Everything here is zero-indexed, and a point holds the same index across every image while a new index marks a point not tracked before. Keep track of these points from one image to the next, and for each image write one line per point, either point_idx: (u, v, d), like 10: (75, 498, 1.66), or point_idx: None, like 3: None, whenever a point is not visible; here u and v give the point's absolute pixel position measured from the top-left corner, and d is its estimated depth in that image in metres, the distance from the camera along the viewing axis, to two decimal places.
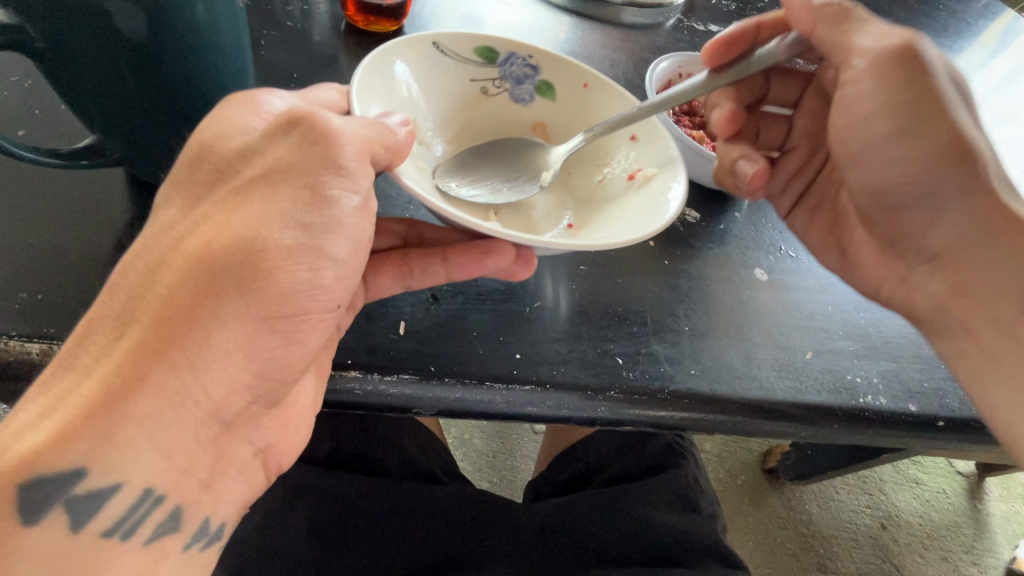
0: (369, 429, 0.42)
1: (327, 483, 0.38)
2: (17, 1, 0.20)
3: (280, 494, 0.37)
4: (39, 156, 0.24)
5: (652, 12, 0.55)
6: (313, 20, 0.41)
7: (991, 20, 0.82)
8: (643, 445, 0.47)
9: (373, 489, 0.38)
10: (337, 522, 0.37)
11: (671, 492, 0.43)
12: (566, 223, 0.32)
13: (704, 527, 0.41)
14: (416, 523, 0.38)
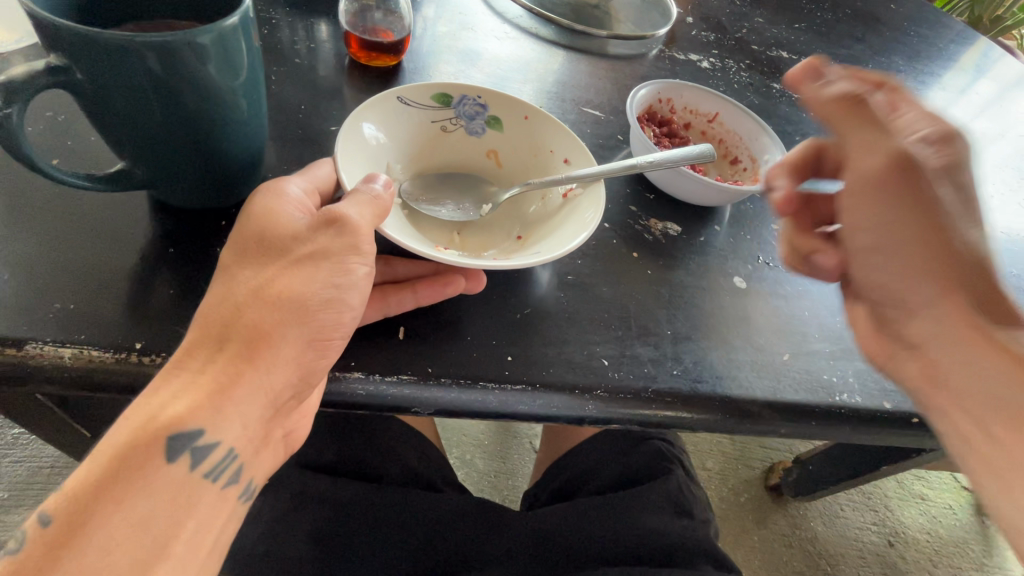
0: (369, 439, 0.43)
1: (330, 490, 0.39)
2: (64, 47, 0.22)
3: (284, 501, 0.38)
4: (78, 181, 0.27)
5: (636, 44, 0.60)
6: (319, 57, 0.45)
7: (961, 44, 0.87)
8: (634, 452, 0.48)
9: (372, 496, 0.40)
10: (337, 528, 0.38)
11: (664, 497, 0.44)
12: (515, 235, 0.35)
13: (697, 531, 0.43)
14: (414, 529, 0.39)
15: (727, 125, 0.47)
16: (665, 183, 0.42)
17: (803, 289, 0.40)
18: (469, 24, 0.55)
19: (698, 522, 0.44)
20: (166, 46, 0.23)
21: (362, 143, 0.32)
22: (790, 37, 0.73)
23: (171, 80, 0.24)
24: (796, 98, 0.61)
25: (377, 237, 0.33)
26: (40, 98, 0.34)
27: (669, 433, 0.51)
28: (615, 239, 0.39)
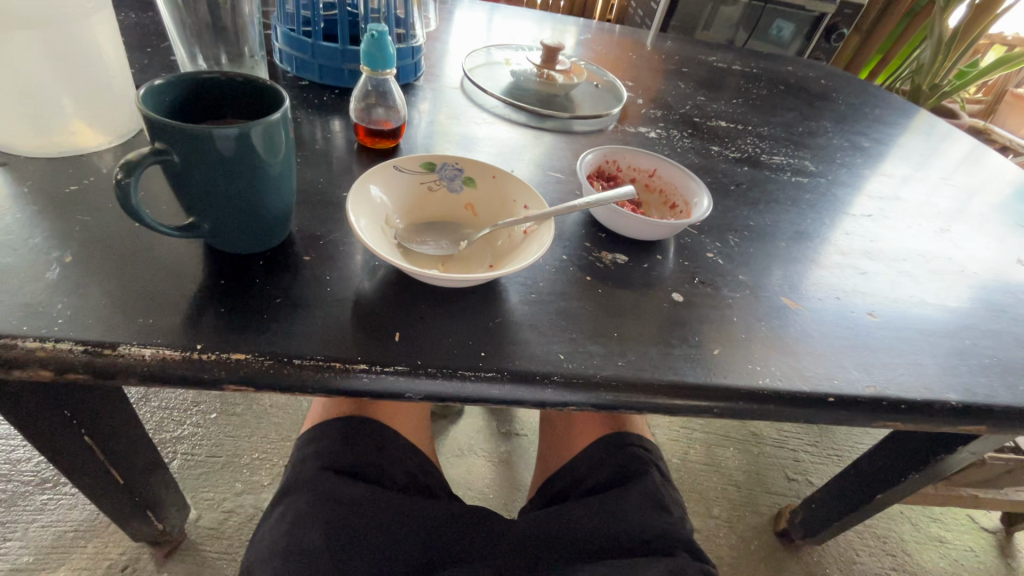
0: (381, 451, 0.50)
1: (346, 489, 0.45)
2: (165, 136, 0.33)
3: (309, 501, 0.44)
4: (165, 231, 0.36)
5: (594, 122, 0.73)
6: (333, 145, 0.57)
7: (879, 112, 1.03)
8: (617, 459, 0.55)
9: (381, 497, 0.45)
10: (350, 522, 0.43)
11: (646, 496, 0.50)
12: (489, 263, 0.44)
13: (674, 524, 0.48)
14: (414, 528, 0.45)
15: (665, 178, 0.57)
16: (611, 223, 0.51)
17: (731, 302, 0.48)
18: (455, 114, 0.68)
19: (675, 518, 0.49)
20: (234, 135, 0.34)
21: (367, 200, 0.42)
22: (728, 110, 0.87)
23: (233, 156, 0.35)
24: (732, 157, 0.72)
25: (376, 269, 0.42)
26: (151, 176, 0.45)
27: (647, 445, 0.58)
28: (573, 266, 0.48)
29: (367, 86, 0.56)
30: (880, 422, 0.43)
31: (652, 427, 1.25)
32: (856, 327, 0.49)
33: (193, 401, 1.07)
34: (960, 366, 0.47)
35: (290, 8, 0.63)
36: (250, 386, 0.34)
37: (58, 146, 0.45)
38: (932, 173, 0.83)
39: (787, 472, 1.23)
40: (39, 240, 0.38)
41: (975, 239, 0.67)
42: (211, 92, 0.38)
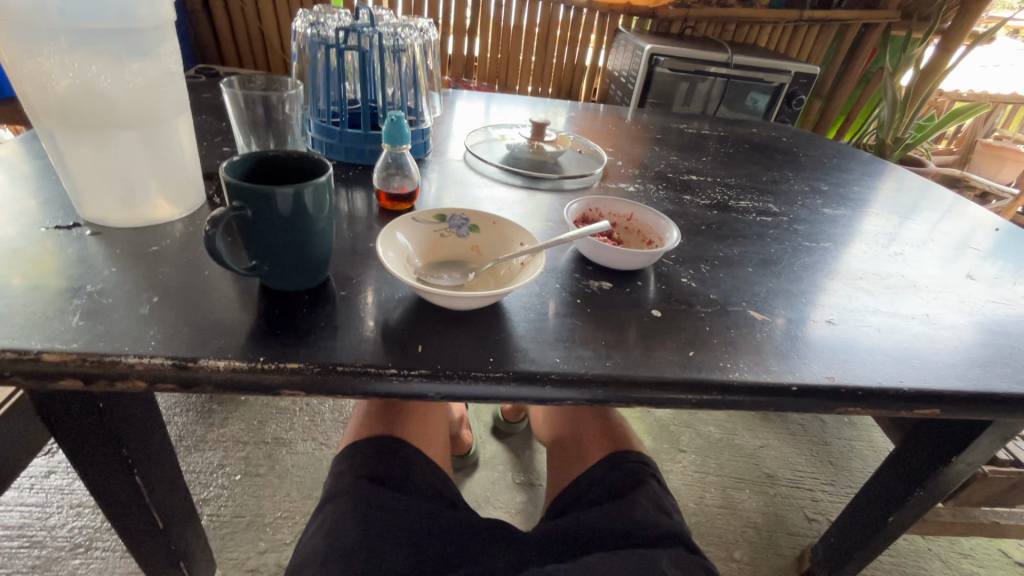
0: (406, 468, 0.56)
1: (376, 497, 0.51)
2: (241, 197, 0.43)
3: (344, 506, 0.50)
4: (235, 270, 0.46)
5: (581, 181, 0.85)
6: (360, 208, 0.68)
7: (836, 162, 1.16)
8: (617, 470, 0.61)
9: (407, 505, 0.51)
10: (381, 523, 0.48)
11: (647, 499, 0.55)
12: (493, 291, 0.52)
13: (676, 524, 0.53)
14: (438, 529, 0.50)
15: (641, 220, 0.67)
16: (596, 257, 0.61)
17: (704, 315, 0.56)
18: (460, 181, 0.80)
19: (675, 518, 0.54)
20: (290, 194, 0.44)
21: (391, 243, 0.52)
22: (698, 166, 0.99)
23: (290, 210, 0.45)
24: (703, 203, 0.83)
25: (400, 300, 0.51)
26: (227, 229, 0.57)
27: (645, 458, 0.63)
28: (566, 291, 0.56)
29: (388, 160, 0.67)
30: (841, 408, 0.49)
31: (666, 473, 1.26)
32: (815, 331, 0.56)
33: (219, 463, 1.12)
34: (911, 360, 0.54)
35: (321, 105, 0.75)
36: (302, 389, 0.42)
37: (143, 218, 0.56)
38: (886, 209, 0.93)
39: (806, 512, 1.22)
40: (132, 287, 0.48)
41: (926, 260, 0.75)
42: (272, 166, 0.49)
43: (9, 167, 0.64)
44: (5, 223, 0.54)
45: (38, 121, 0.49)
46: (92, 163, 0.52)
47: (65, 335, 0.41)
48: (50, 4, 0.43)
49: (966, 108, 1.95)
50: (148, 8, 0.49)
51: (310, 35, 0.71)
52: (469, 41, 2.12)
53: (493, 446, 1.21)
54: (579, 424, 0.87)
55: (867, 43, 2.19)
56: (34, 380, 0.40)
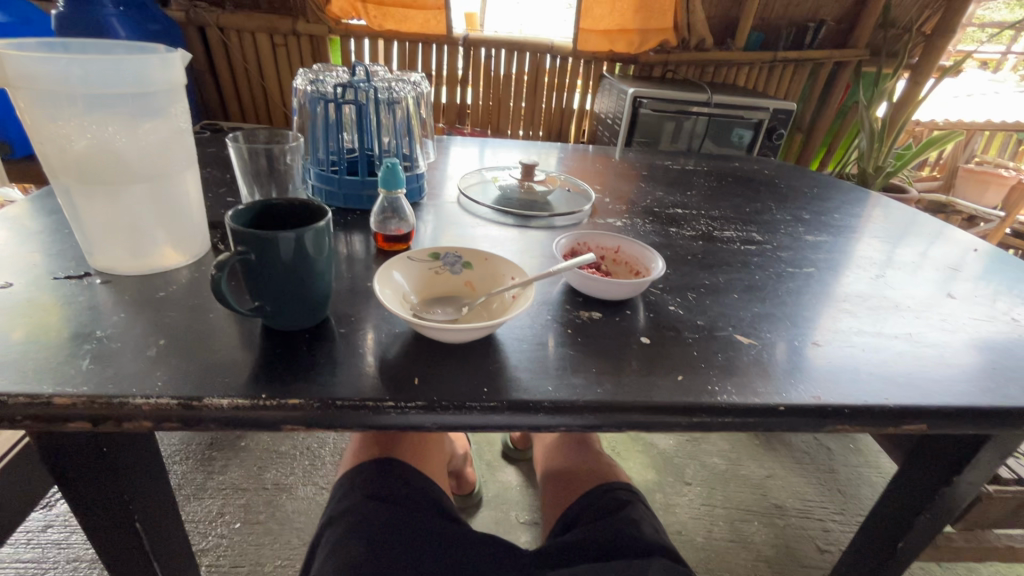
0: (406, 485, 0.59)
1: (377, 511, 0.54)
2: (245, 242, 0.46)
3: (348, 522, 0.53)
4: (238, 311, 0.48)
5: (570, 218, 0.88)
6: (357, 250, 0.70)
7: (817, 191, 1.20)
8: (604, 498, 0.66)
9: (407, 518, 0.54)
10: (383, 532, 0.51)
11: (631, 519, 0.60)
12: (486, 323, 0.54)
13: (657, 539, 0.57)
14: (436, 534, 0.53)
15: (627, 252, 0.70)
16: (586, 288, 0.63)
17: (692, 340, 0.58)
18: (454, 221, 0.83)
19: (658, 535, 0.58)
20: (292, 238, 0.47)
21: (388, 281, 0.54)
22: (684, 200, 1.03)
23: (291, 253, 0.47)
24: (688, 234, 0.86)
25: (397, 335, 0.53)
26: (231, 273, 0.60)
27: (628, 486, 0.68)
28: (557, 322, 0.58)
29: (384, 204, 0.71)
30: (829, 427, 0.50)
31: (672, 507, 1.24)
32: (800, 352, 0.58)
33: (218, 512, 1.11)
34: (895, 378, 0.55)
35: (320, 155, 0.79)
36: (304, 424, 0.43)
37: (151, 265, 0.59)
38: (867, 234, 0.96)
39: (817, 543, 1.19)
40: (139, 331, 0.50)
41: (907, 281, 0.78)
42: (275, 213, 0.52)
43: (23, 223, 0.68)
44: (18, 275, 0.57)
45: (55, 177, 0.53)
46: (104, 214, 0.55)
47: (75, 379, 0.43)
48: (72, 73, 0.47)
49: (942, 136, 2.02)
50: (161, 73, 0.53)
51: (310, 91, 0.75)
52: (461, 91, 2.23)
53: (495, 485, 1.20)
54: (575, 462, 0.93)
55: (840, 79, 2.30)
56: (46, 422, 0.41)
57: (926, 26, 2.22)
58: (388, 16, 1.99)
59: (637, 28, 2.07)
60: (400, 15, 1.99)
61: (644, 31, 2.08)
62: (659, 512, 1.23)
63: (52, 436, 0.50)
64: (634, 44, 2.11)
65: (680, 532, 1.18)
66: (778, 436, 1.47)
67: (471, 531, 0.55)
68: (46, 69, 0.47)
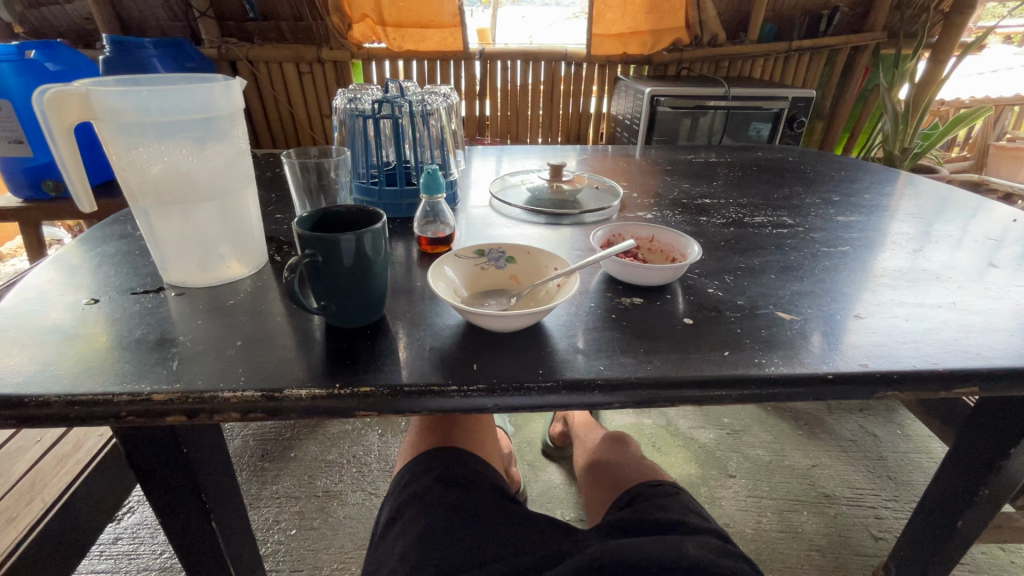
0: (467, 470, 0.63)
1: (442, 498, 0.58)
2: (312, 245, 0.50)
3: (416, 509, 0.56)
4: (309, 308, 0.52)
5: (600, 214, 0.91)
6: (401, 255, 0.74)
7: (844, 175, 1.20)
8: (653, 488, 0.68)
9: (470, 502, 0.57)
10: (448, 515, 0.55)
11: (680, 505, 0.62)
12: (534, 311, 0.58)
13: (706, 522, 0.59)
14: (500, 515, 0.56)
15: (662, 240, 0.73)
16: (625, 276, 0.65)
17: (733, 319, 0.59)
18: (489, 224, 0.87)
19: (706, 518, 0.60)
20: (353, 240, 0.50)
21: (440, 277, 0.58)
22: (711, 190, 1.05)
23: (354, 254, 0.51)
24: (719, 222, 0.88)
25: (450, 329, 0.56)
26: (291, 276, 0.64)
27: (674, 480, 0.70)
28: (600, 309, 0.61)
29: (426, 209, 0.74)
30: (879, 394, 0.51)
31: (718, 499, 1.23)
32: (842, 324, 0.59)
33: (274, 519, 1.15)
34: (941, 344, 0.56)
35: (360, 169, 0.83)
36: (375, 410, 0.47)
37: (218, 277, 0.64)
38: (899, 212, 0.96)
39: (871, 531, 1.16)
40: (215, 335, 0.54)
41: (945, 254, 0.78)
42: (333, 220, 0.56)
43: (96, 248, 0.73)
44: (101, 292, 0.62)
45: (134, 201, 0.58)
46: (177, 231, 0.59)
47: (167, 377, 0.47)
48: (151, 104, 0.53)
49: (970, 112, 1.98)
50: (224, 99, 0.58)
51: (349, 108, 0.80)
52: (480, 104, 2.29)
53: (539, 483, 1.22)
54: (620, 457, 0.94)
55: (859, 63, 2.27)
56: (144, 417, 0.45)
57: (943, 3, 2.20)
58: (406, 37, 2.05)
59: (649, 29, 2.11)
60: (417, 35, 2.05)
61: (656, 32, 2.11)
62: (704, 505, 1.22)
63: (137, 432, 0.54)
64: (647, 45, 2.14)
65: (728, 524, 1.17)
66: (822, 425, 1.45)
67: (528, 514, 0.57)
68: (129, 102, 0.52)
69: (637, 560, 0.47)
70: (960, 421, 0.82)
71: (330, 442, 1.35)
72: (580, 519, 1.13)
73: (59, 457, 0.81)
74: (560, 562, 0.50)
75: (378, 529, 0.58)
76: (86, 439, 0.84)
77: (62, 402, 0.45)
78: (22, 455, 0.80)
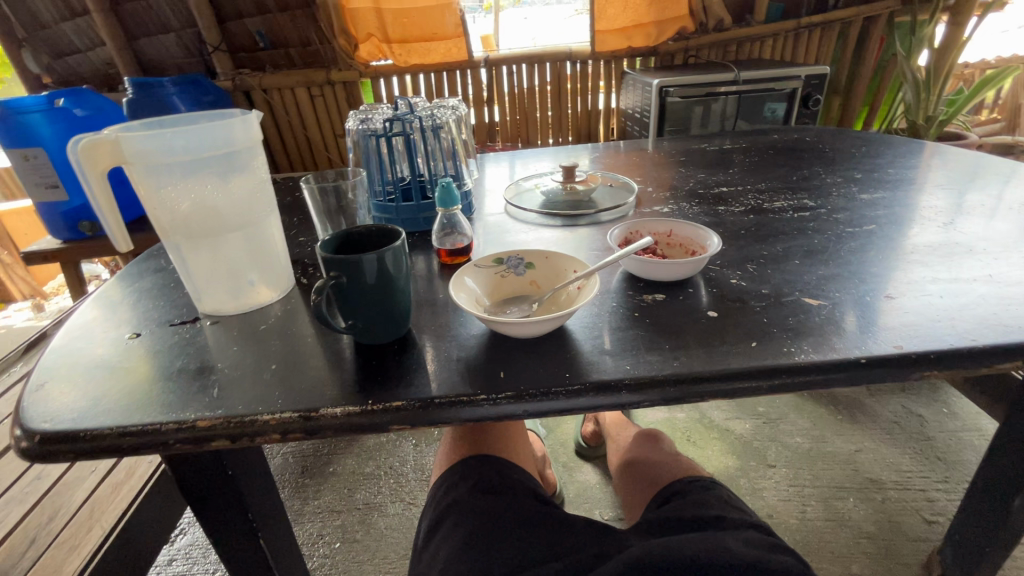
0: (501, 477, 0.63)
1: (480, 506, 0.58)
2: (336, 267, 0.51)
3: (455, 519, 0.57)
4: (336, 328, 0.53)
5: (616, 211, 0.91)
6: (421, 268, 0.75)
7: (866, 150, 1.16)
8: (691, 484, 0.67)
9: (507, 509, 0.58)
10: (488, 523, 0.55)
11: (718, 500, 0.61)
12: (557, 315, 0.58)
13: (747, 515, 0.58)
14: (538, 520, 0.56)
15: (680, 234, 0.72)
16: (646, 273, 0.65)
17: (759, 309, 0.59)
18: (506, 230, 0.87)
19: (747, 512, 0.59)
20: (374, 259, 0.51)
21: (461, 288, 0.59)
22: (727, 178, 1.04)
23: (376, 272, 0.52)
24: (738, 211, 0.86)
25: (476, 339, 0.57)
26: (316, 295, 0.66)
27: (711, 475, 0.69)
28: (623, 308, 0.61)
29: (443, 222, 0.75)
30: (918, 375, 0.50)
31: (759, 490, 1.21)
32: (873, 306, 0.57)
33: (319, 534, 1.18)
34: (981, 319, 0.54)
35: (376, 187, 0.85)
36: (407, 424, 0.48)
37: (249, 304, 0.66)
38: (927, 184, 0.93)
39: (924, 515, 1.12)
40: (250, 360, 0.56)
41: (979, 225, 0.75)
42: (355, 241, 0.58)
43: (134, 284, 0.77)
44: (142, 326, 0.65)
45: (166, 237, 0.60)
46: (208, 262, 0.62)
47: (210, 405, 0.49)
48: (177, 144, 0.55)
49: (995, 74, 1.91)
50: (244, 133, 0.61)
51: (361, 129, 0.82)
52: (489, 110, 2.30)
53: (574, 483, 1.22)
54: (654, 454, 0.93)
55: (873, 33, 2.20)
56: (190, 444, 0.47)
57: None
58: (412, 52, 2.09)
59: (652, 20, 2.09)
60: (423, 49, 2.09)
61: (660, 23, 2.10)
62: (746, 498, 1.20)
63: (185, 459, 0.56)
64: (652, 36, 2.12)
65: (771, 515, 1.15)
66: (862, 408, 1.41)
67: (567, 517, 0.57)
68: (157, 144, 0.55)
69: (680, 559, 0.47)
70: (1010, 397, 0.79)
71: (366, 455, 1.38)
72: (619, 518, 1.13)
73: (113, 485, 0.85)
74: (601, 564, 0.50)
75: (419, 540, 0.59)
76: (136, 467, 0.88)
77: (114, 434, 0.47)
78: (80, 485, 0.84)
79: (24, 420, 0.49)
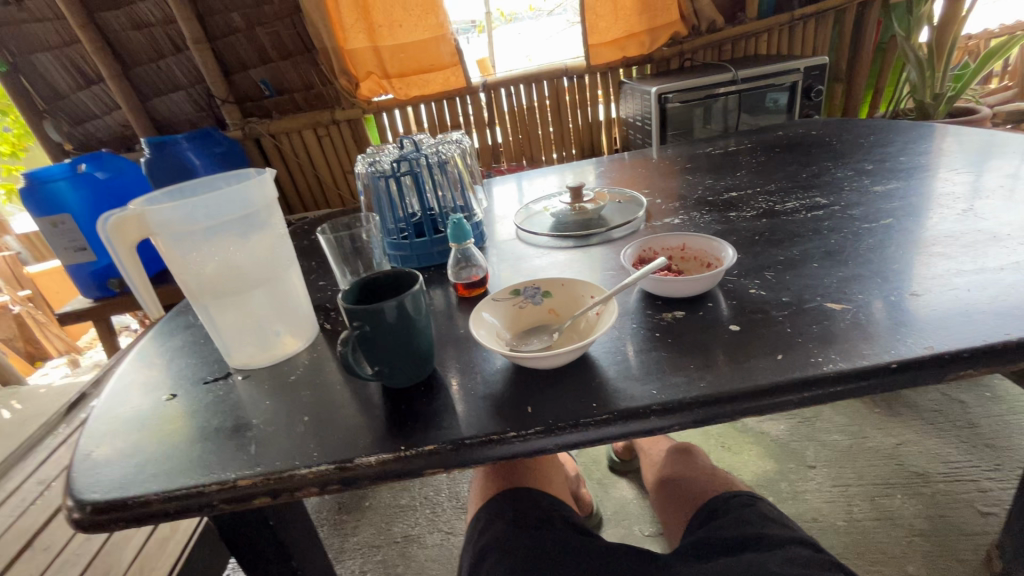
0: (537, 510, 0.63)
1: (519, 542, 0.58)
2: (357, 316, 0.52)
3: (495, 557, 0.57)
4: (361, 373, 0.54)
5: (627, 227, 0.91)
6: (439, 302, 0.76)
7: (875, 139, 1.15)
8: (731, 501, 0.66)
9: (546, 543, 0.57)
10: (528, 559, 0.55)
11: (760, 516, 0.60)
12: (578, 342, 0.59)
13: (790, 530, 0.57)
14: (578, 552, 0.56)
15: (694, 247, 0.72)
16: (662, 290, 0.65)
17: (782, 318, 0.58)
18: (520, 255, 0.88)
19: (789, 526, 0.58)
20: (394, 306, 0.52)
21: (481, 323, 0.60)
22: (736, 182, 1.03)
23: (397, 317, 0.53)
24: (749, 215, 0.86)
25: (500, 373, 0.57)
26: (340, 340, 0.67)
27: (750, 490, 0.68)
28: (643, 329, 0.61)
29: (457, 256, 0.76)
30: (953, 376, 0.49)
31: (801, 493, 1.18)
32: (899, 305, 0.56)
33: (360, 570, 1.18)
34: (1013, 310, 0.52)
35: (389, 226, 0.87)
36: (440, 467, 0.48)
37: (277, 355, 0.67)
38: (942, 169, 0.91)
39: (977, 507, 1.08)
40: (282, 414, 0.57)
41: (1001, 208, 0.73)
42: (373, 287, 0.59)
43: (167, 342, 0.80)
44: (177, 385, 0.67)
45: (194, 299, 0.62)
46: (235, 319, 0.64)
47: (248, 462, 0.51)
48: (198, 212, 0.58)
49: (1001, 44, 1.87)
50: (260, 194, 0.63)
51: (370, 172, 0.84)
52: (491, 132, 2.32)
53: (611, 500, 1.20)
54: (690, 469, 0.92)
55: (869, 17, 2.18)
56: (233, 503, 0.49)
57: None
58: (411, 84, 2.12)
59: (643, 29, 2.11)
60: (422, 80, 2.13)
61: (652, 31, 2.11)
62: (788, 502, 1.17)
63: (228, 515, 0.58)
64: (645, 45, 2.14)
65: (817, 519, 1.12)
66: (900, 399, 1.37)
67: (606, 545, 0.57)
68: (180, 215, 0.57)
69: None
70: None
71: (400, 487, 1.38)
72: (662, 535, 1.11)
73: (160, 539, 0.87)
74: None
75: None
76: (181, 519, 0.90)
77: (160, 499, 0.48)
78: (129, 542, 0.86)
79: (74, 490, 0.51)
